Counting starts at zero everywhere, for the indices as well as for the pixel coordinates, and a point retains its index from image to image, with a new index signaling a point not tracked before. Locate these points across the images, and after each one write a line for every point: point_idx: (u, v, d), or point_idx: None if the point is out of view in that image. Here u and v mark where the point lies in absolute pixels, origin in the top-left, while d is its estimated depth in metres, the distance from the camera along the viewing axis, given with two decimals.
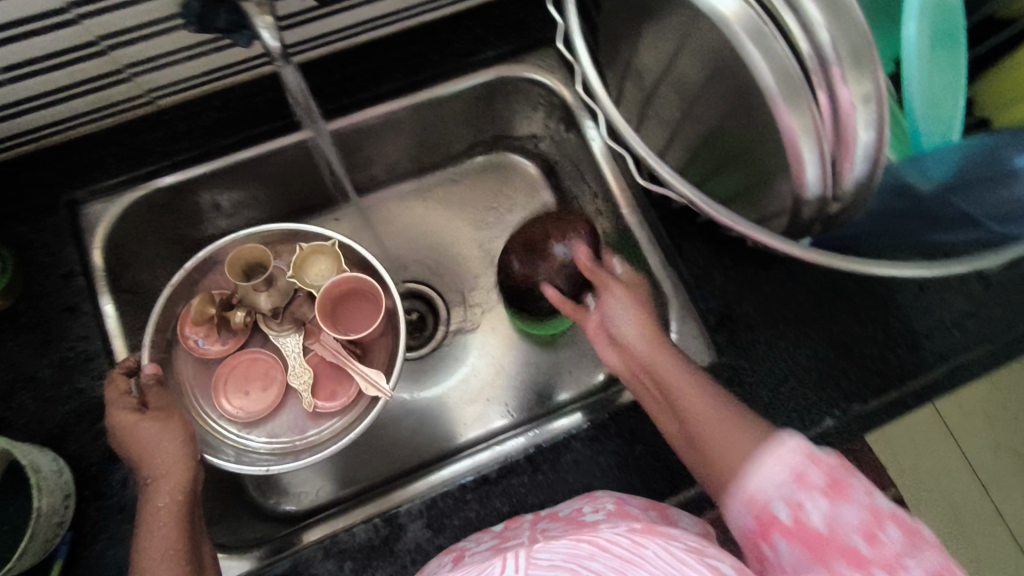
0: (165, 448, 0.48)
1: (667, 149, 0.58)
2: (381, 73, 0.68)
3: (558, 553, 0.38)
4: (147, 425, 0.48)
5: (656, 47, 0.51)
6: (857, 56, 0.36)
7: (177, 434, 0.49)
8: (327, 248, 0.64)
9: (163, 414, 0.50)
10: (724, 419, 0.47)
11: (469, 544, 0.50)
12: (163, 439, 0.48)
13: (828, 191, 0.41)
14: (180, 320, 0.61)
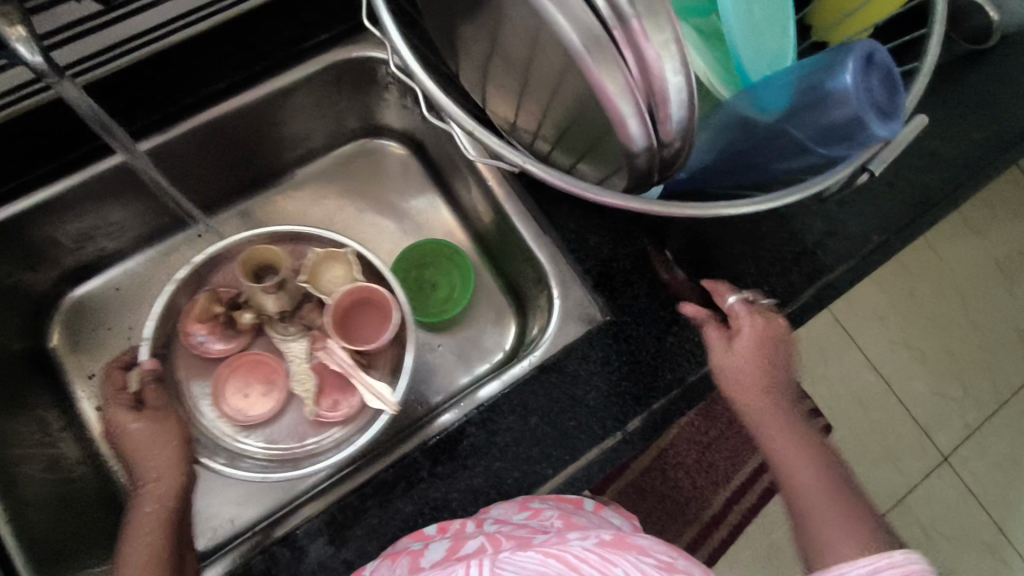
0: (152, 445, 0.53)
1: (515, 118, 0.56)
2: (206, 73, 0.62)
3: (525, 567, 0.41)
4: (138, 424, 0.54)
5: (474, 22, 0.49)
6: (648, 2, 0.36)
7: (161, 434, 0.54)
8: (342, 256, 0.70)
9: (162, 414, 0.56)
10: (813, 467, 0.49)
11: (418, 546, 0.49)
12: (153, 437, 0.53)
13: (654, 142, 0.41)
14: (184, 316, 0.70)
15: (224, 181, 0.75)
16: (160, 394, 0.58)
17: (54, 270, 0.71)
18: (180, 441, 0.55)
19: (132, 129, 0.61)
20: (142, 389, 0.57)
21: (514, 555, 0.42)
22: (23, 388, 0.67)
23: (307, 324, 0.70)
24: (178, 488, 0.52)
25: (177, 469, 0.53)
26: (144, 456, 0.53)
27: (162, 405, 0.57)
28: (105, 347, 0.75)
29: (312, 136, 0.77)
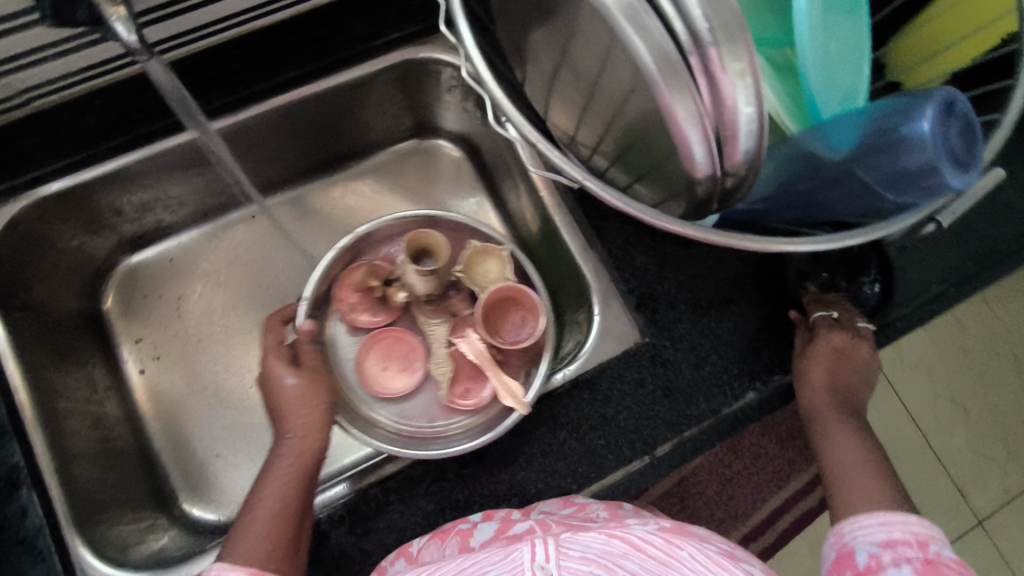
0: (307, 404, 0.55)
1: (575, 131, 0.56)
2: (282, 61, 0.64)
3: (590, 546, 0.44)
4: (295, 386, 0.55)
5: (547, 32, 0.49)
6: (727, 30, 0.35)
7: (317, 395, 0.56)
8: (499, 253, 0.67)
9: (318, 377, 0.57)
10: (850, 436, 0.54)
11: (467, 528, 0.51)
12: (305, 399, 0.55)
13: (718, 172, 0.40)
14: (337, 281, 0.69)
15: (285, 167, 0.77)
16: (315, 357, 0.60)
17: (115, 235, 0.74)
18: (326, 406, 0.56)
19: (207, 108, 0.63)
20: (298, 350, 0.60)
21: (576, 535, 0.44)
22: (75, 345, 0.70)
23: (451, 311, 0.68)
24: (318, 452, 0.54)
25: (321, 431, 0.55)
26: (286, 415, 0.54)
27: (315, 366, 0.59)
28: (153, 314, 0.78)
29: (372, 131, 0.79)
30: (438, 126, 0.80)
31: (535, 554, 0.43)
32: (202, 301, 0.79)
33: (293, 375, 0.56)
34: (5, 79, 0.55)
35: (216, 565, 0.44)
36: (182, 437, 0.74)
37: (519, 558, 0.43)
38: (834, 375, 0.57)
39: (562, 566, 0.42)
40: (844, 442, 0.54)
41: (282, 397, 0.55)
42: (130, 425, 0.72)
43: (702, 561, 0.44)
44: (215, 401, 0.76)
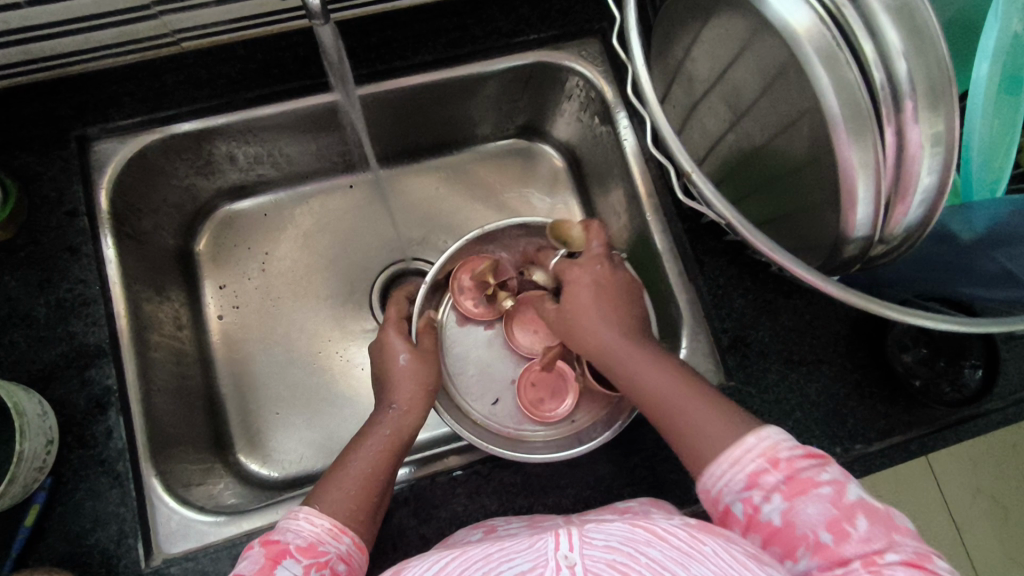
0: (414, 381, 0.56)
1: (705, 161, 0.55)
2: (421, 42, 0.65)
3: (614, 534, 0.37)
4: (407, 357, 0.57)
5: (706, 62, 0.48)
6: (931, 92, 0.34)
7: (424, 373, 0.57)
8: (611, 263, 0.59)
9: (430, 359, 0.59)
10: (633, 351, 0.52)
11: (498, 523, 0.51)
12: (416, 374, 0.57)
13: (876, 234, 0.40)
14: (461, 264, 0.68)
15: (393, 145, 0.78)
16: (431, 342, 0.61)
17: (221, 181, 0.75)
18: (432, 387, 0.57)
19: (359, 74, 0.64)
20: (417, 332, 0.62)
21: (600, 526, 0.38)
22: (167, 280, 0.71)
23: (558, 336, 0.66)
24: (413, 432, 0.54)
25: (421, 409, 0.55)
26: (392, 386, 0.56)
27: (429, 349, 0.60)
28: (240, 262, 0.80)
29: (481, 122, 0.79)
30: (545, 127, 0.80)
31: (559, 544, 0.36)
32: (288, 259, 0.80)
33: (408, 352, 0.58)
34: (169, 17, 0.56)
35: (305, 510, 0.47)
36: (248, 387, 0.76)
37: (543, 548, 0.36)
38: (583, 302, 0.54)
39: (586, 554, 0.35)
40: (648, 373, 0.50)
41: (392, 368, 0.57)
42: (203, 365, 0.74)
43: (726, 559, 0.36)
44: (285, 358, 0.77)
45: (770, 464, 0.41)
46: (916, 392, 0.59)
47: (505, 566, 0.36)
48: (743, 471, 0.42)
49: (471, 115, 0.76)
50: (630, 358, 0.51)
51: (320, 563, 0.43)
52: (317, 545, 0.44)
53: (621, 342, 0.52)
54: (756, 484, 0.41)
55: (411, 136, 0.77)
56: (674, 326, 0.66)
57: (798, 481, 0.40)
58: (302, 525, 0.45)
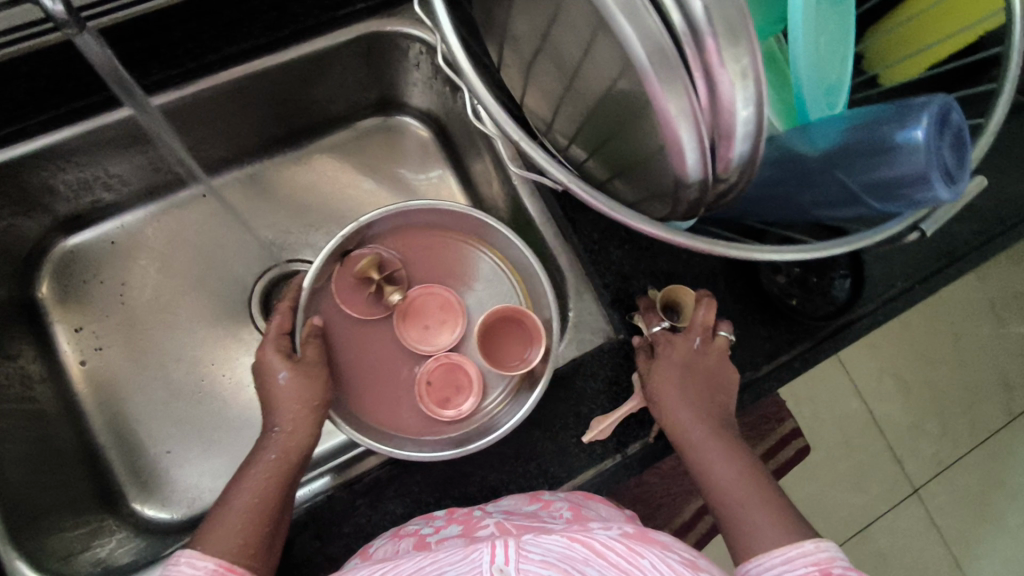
0: (298, 400, 0.51)
1: (553, 118, 0.53)
2: (233, 29, 0.59)
3: (551, 550, 0.39)
4: (289, 378, 0.52)
5: (526, 15, 0.45)
6: (730, 27, 0.33)
7: (312, 391, 0.52)
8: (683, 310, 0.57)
9: (314, 371, 0.54)
10: (706, 432, 0.50)
11: (427, 532, 0.49)
12: (300, 393, 0.52)
13: (709, 176, 0.39)
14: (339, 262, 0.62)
15: (237, 144, 0.71)
16: (315, 354, 0.56)
17: (47, 217, 0.67)
18: (320, 403, 0.52)
19: (146, 82, 0.57)
20: (301, 344, 0.56)
21: (538, 539, 0.40)
22: (5, 338, 0.64)
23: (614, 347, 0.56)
24: (305, 450, 0.51)
25: (310, 427, 0.51)
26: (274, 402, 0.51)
27: (315, 362, 0.55)
28: (94, 300, 0.72)
29: (331, 105, 0.73)
30: (401, 99, 0.75)
31: (494, 556, 0.38)
32: (148, 287, 0.73)
33: (287, 369, 0.52)
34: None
35: (186, 552, 0.43)
36: (130, 432, 0.70)
37: (477, 559, 0.38)
38: (665, 381, 0.52)
39: (521, 568, 0.37)
40: (717, 461, 0.48)
41: (273, 388, 0.52)
42: (72, 420, 0.67)
43: (663, 570, 0.38)
44: (165, 394, 0.71)
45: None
46: (793, 311, 0.61)
47: None
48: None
49: (317, 98, 0.70)
50: (705, 437, 0.49)
51: None
52: None
53: (695, 426, 0.50)
54: None
55: (257, 131, 0.71)
56: (559, 289, 0.65)
57: None
58: (184, 570, 0.42)
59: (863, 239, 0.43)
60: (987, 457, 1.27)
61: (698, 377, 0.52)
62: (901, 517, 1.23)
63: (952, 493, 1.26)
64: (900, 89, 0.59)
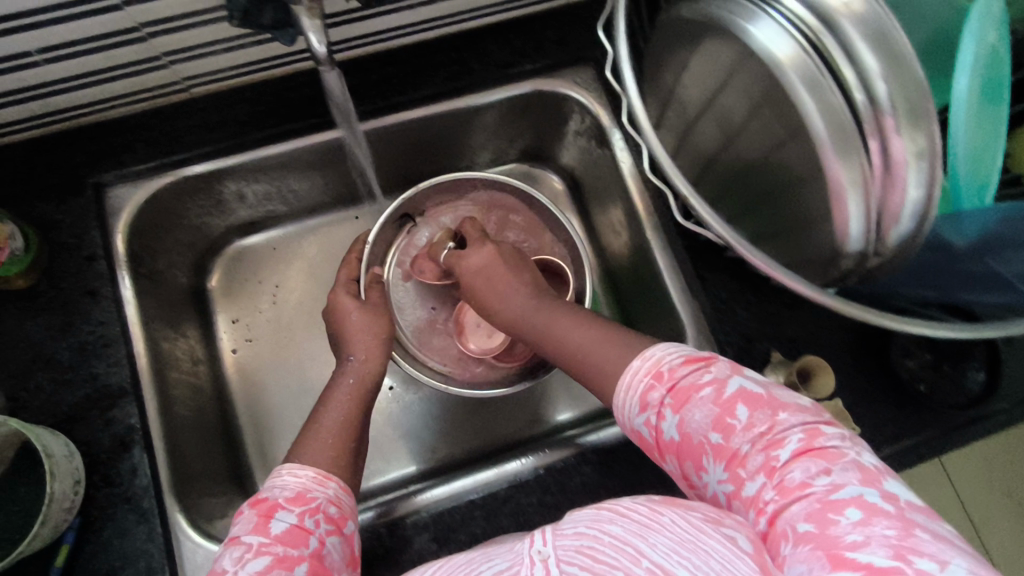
0: (371, 334, 0.63)
1: (701, 180, 0.57)
2: (420, 77, 0.67)
3: (582, 521, 0.41)
4: (359, 313, 0.64)
5: (698, 86, 0.50)
6: (911, 111, 0.36)
7: (380, 326, 0.64)
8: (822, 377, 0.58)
9: (379, 310, 0.66)
10: (567, 321, 0.54)
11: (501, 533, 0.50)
12: (370, 326, 0.63)
13: (870, 246, 0.41)
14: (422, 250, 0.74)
15: (395, 175, 0.80)
16: (381, 298, 0.67)
17: (231, 218, 0.77)
18: (387, 336, 0.64)
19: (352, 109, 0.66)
20: (366, 287, 0.68)
21: (571, 517, 0.42)
22: (181, 316, 0.73)
23: None
24: (377, 375, 0.61)
25: (379, 355, 0.62)
26: (361, 340, 0.62)
27: (378, 303, 0.67)
28: (251, 296, 0.81)
29: (481, 149, 0.81)
30: (544, 151, 0.82)
31: (534, 541, 0.40)
32: (298, 291, 0.82)
33: (357, 306, 0.64)
34: (155, 40, 0.55)
35: (287, 465, 0.50)
36: (263, 419, 0.77)
37: (520, 548, 0.40)
38: (479, 271, 0.63)
39: (558, 545, 0.39)
40: (551, 324, 0.55)
41: (346, 323, 0.64)
42: (218, 399, 0.75)
43: (683, 526, 0.39)
44: (299, 389, 0.78)
45: (655, 382, 0.44)
46: (921, 397, 0.60)
47: (488, 564, 0.41)
48: (636, 394, 0.45)
49: (473, 142, 0.78)
50: (584, 340, 0.51)
51: (312, 508, 0.47)
52: (305, 493, 0.48)
53: (569, 319, 0.54)
54: (648, 405, 0.44)
55: (416, 166, 0.79)
56: (678, 343, 0.67)
57: (681, 392, 0.43)
58: (285, 479, 0.49)
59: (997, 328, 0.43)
60: None
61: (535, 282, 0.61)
62: None
63: None
64: None
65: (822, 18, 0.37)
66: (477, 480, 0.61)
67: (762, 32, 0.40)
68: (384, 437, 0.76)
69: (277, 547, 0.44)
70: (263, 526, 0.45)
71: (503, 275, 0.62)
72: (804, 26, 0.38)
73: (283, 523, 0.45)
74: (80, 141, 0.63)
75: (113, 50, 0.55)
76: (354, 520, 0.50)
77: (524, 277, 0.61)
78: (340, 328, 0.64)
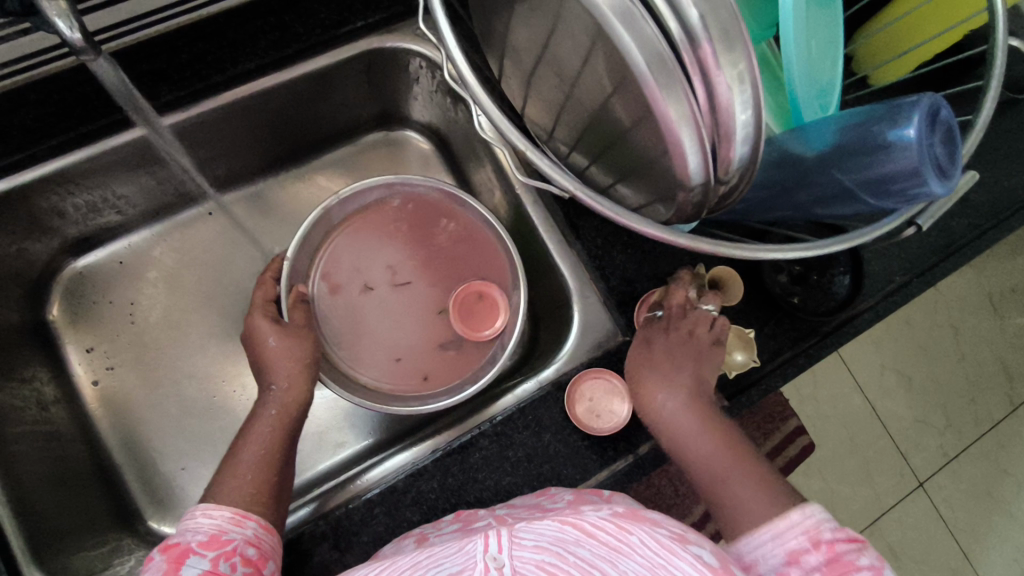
0: (291, 358, 0.56)
1: (554, 127, 0.54)
2: (238, 50, 0.60)
3: (543, 535, 0.40)
4: (277, 338, 0.57)
5: (529, 29, 0.46)
6: (726, 35, 0.34)
7: (299, 348, 0.57)
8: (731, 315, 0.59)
9: (304, 333, 0.59)
10: (704, 433, 0.51)
11: (429, 529, 0.50)
12: (289, 351, 0.56)
13: (711, 179, 0.40)
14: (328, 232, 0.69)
15: (242, 162, 0.72)
16: (302, 316, 0.61)
17: (56, 238, 0.68)
18: (310, 359, 0.57)
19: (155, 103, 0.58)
20: (288, 308, 0.61)
21: (531, 526, 0.42)
22: (18, 360, 0.64)
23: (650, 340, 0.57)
24: (303, 403, 0.56)
25: (305, 383, 0.56)
26: (267, 364, 0.56)
27: (302, 324, 0.60)
28: (104, 320, 0.73)
29: (333, 122, 0.74)
30: (401, 112, 0.76)
31: (488, 546, 0.39)
32: (158, 306, 0.74)
33: (275, 334, 0.57)
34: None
35: (201, 506, 0.47)
36: (143, 450, 0.70)
37: (471, 550, 0.39)
38: (656, 366, 0.55)
39: (514, 554, 0.38)
40: (689, 428, 0.51)
41: (264, 352, 0.56)
42: (85, 438, 0.68)
43: (650, 547, 0.40)
44: (177, 410, 0.72)
45: (811, 545, 0.42)
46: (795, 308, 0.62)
47: (436, 570, 0.39)
48: (786, 548, 0.43)
49: (321, 115, 0.72)
50: (707, 445, 0.51)
51: (227, 551, 0.44)
52: (221, 535, 0.45)
53: (715, 439, 0.51)
54: (795, 562, 0.42)
55: (262, 149, 0.72)
56: (565, 296, 0.66)
57: (841, 565, 0.41)
58: (201, 522, 0.45)
59: (873, 231, 0.45)
60: (991, 448, 1.28)
61: (685, 366, 0.54)
62: (909, 512, 1.24)
63: (956, 484, 1.27)
64: (890, 88, 0.61)
65: None
66: (412, 454, 0.60)
67: None
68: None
69: None
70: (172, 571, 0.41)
71: (682, 364, 0.54)
72: None
73: (194, 569, 0.41)
74: None
75: None
76: (275, 560, 0.47)
77: (692, 364, 0.54)
78: (256, 359, 0.58)
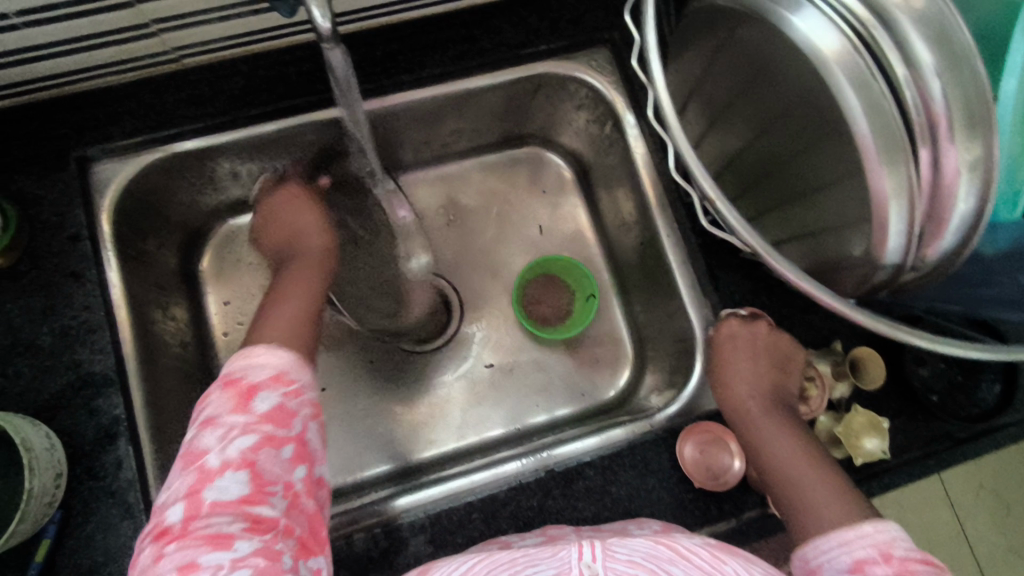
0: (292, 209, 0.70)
1: (721, 178, 0.54)
2: (426, 56, 0.63)
3: (637, 550, 0.41)
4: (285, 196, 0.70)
5: (731, 78, 0.47)
6: (967, 114, 0.34)
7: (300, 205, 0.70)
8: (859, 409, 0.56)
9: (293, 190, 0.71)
10: (781, 434, 0.55)
11: (513, 539, 0.50)
12: (291, 201, 0.70)
13: (907, 262, 0.39)
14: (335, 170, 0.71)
15: (396, 156, 0.76)
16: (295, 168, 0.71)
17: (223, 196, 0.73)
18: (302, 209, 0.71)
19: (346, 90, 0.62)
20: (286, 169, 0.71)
21: (624, 539, 0.42)
22: (170, 299, 0.69)
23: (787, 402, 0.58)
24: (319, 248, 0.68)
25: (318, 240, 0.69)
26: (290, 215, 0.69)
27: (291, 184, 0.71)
28: (244, 278, 0.78)
29: (488, 133, 0.77)
30: (552, 134, 0.78)
31: (582, 555, 0.41)
32: None
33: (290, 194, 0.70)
34: (143, 6, 0.50)
35: (260, 347, 0.50)
36: None
37: (567, 558, 0.40)
38: (739, 352, 0.58)
39: (608, 567, 0.40)
40: (767, 432, 0.55)
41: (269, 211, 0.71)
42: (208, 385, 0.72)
43: None
44: None
45: (881, 558, 0.43)
46: (934, 407, 0.58)
47: (531, 570, 0.40)
48: (852, 556, 0.44)
49: (479, 125, 0.74)
50: (784, 449, 0.53)
51: (291, 388, 0.48)
52: (285, 373, 0.49)
53: (793, 442, 0.54)
54: (860, 570, 0.44)
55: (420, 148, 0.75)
56: (688, 344, 0.64)
57: None
58: (262, 359, 0.49)
59: None
60: None
61: (772, 364, 0.58)
62: None
63: None
64: None
65: (869, 3, 0.35)
66: (503, 470, 0.59)
67: (804, 22, 0.37)
68: (365, 430, 0.73)
69: (265, 426, 0.46)
70: (240, 407, 0.46)
71: (765, 361, 0.58)
72: (847, 14, 0.36)
73: (266, 403, 0.47)
74: (61, 115, 0.59)
75: (101, 15, 0.50)
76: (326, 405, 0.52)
77: (771, 363, 0.58)
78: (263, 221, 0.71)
